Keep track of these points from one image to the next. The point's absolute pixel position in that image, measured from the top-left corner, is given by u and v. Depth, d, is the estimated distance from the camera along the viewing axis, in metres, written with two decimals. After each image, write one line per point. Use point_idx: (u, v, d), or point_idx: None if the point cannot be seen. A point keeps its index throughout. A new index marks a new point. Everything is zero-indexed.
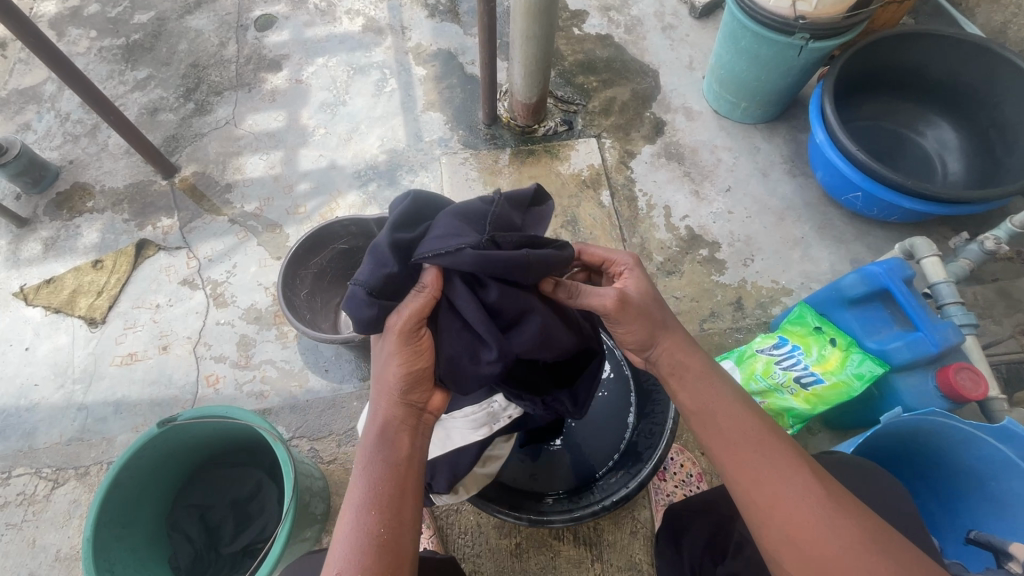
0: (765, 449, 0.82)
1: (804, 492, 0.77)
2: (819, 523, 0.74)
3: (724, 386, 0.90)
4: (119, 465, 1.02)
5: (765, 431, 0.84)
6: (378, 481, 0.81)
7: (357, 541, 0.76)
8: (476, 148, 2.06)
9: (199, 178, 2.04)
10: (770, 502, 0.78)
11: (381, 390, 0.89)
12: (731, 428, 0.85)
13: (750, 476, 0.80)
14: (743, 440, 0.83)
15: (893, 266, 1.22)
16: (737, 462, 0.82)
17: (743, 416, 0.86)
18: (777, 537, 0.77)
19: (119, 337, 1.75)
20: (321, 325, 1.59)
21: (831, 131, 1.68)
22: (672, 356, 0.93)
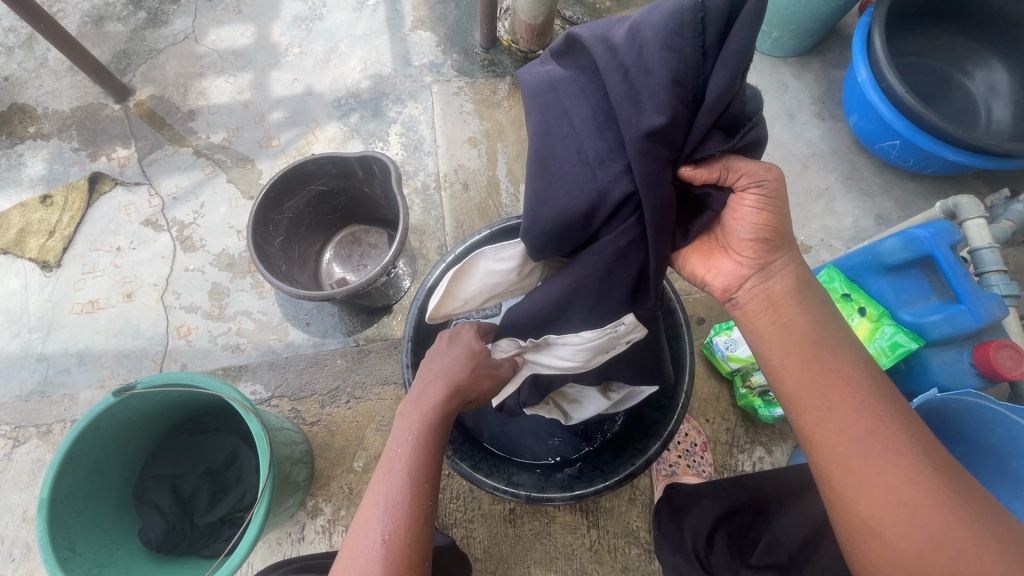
0: (887, 400, 0.70)
1: (922, 458, 0.64)
2: (937, 492, 0.62)
3: (842, 336, 0.76)
4: (74, 438, 0.94)
5: (884, 388, 0.71)
6: (425, 458, 0.72)
7: (394, 520, 0.66)
8: (471, 76, 1.83)
9: (157, 102, 1.79)
10: (880, 457, 0.65)
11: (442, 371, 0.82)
12: (849, 371, 0.71)
13: (870, 420, 0.67)
14: (856, 389, 0.70)
15: (940, 230, 1.09)
16: (859, 402, 0.69)
17: (859, 367, 0.72)
18: (880, 500, 0.64)
19: (77, 282, 1.60)
20: (298, 277, 1.45)
21: (877, 68, 1.47)
22: (780, 288, 0.78)
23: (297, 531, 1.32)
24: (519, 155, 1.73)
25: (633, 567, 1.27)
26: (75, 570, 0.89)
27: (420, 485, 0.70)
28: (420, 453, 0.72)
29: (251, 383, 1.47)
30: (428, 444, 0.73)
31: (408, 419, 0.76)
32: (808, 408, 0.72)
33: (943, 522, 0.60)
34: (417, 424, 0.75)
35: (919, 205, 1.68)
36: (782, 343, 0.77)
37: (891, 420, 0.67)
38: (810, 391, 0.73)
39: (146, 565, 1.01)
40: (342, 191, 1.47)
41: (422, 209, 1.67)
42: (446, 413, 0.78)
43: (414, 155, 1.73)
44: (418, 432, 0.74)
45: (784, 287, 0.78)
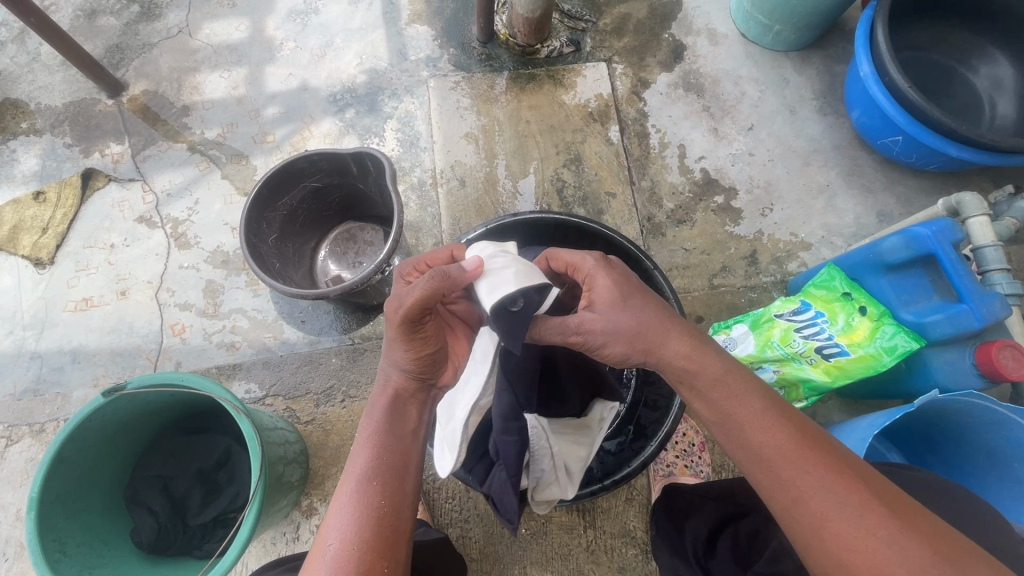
0: (805, 462, 0.66)
1: (857, 511, 0.62)
2: (877, 545, 0.60)
3: (752, 391, 0.72)
4: (62, 439, 0.93)
5: (802, 436, 0.68)
6: (379, 456, 0.72)
7: (347, 523, 0.66)
8: (468, 71, 1.80)
9: (151, 98, 1.77)
10: (813, 520, 0.64)
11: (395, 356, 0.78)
12: (766, 440, 0.68)
13: (789, 494, 0.65)
14: (776, 450, 0.67)
15: (943, 227, 1.07)
16: (774, 478, 0.67)
17: (776, 424, 0.69)
18: (828, 563, 0.63)
19: (71, 280, 1.59)
20: (292, 275, 1.43)
21: (879, 63, 1.44)
22: (680, 360, 0.76)
23: (292, 530, 1.31)
24: (517, 151, 1.71)
25: (630, 567, 1.26)
26: (66, 572, 0.89)
27: (371, 484, 0.69)
28: (373, 450, 0.72)
29: (245, 382, 1.46)
30: (379, 440, 0.73)
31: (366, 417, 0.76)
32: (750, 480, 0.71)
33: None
34: (372, 422, 0.75)
35: (921, 202, 1.66)
36: (699, 413, 0.76)
37: (817, 479, 0.64)
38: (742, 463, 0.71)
39: (137, 566, 1.00)
40: (336, 188, 1.45)
41: (418, 205, 1.65)
42: (404, 403, 0.77)
43: (410, 151, 1.71)
44: (373, 429, 0.74)
45: (685, 356, 0.75)
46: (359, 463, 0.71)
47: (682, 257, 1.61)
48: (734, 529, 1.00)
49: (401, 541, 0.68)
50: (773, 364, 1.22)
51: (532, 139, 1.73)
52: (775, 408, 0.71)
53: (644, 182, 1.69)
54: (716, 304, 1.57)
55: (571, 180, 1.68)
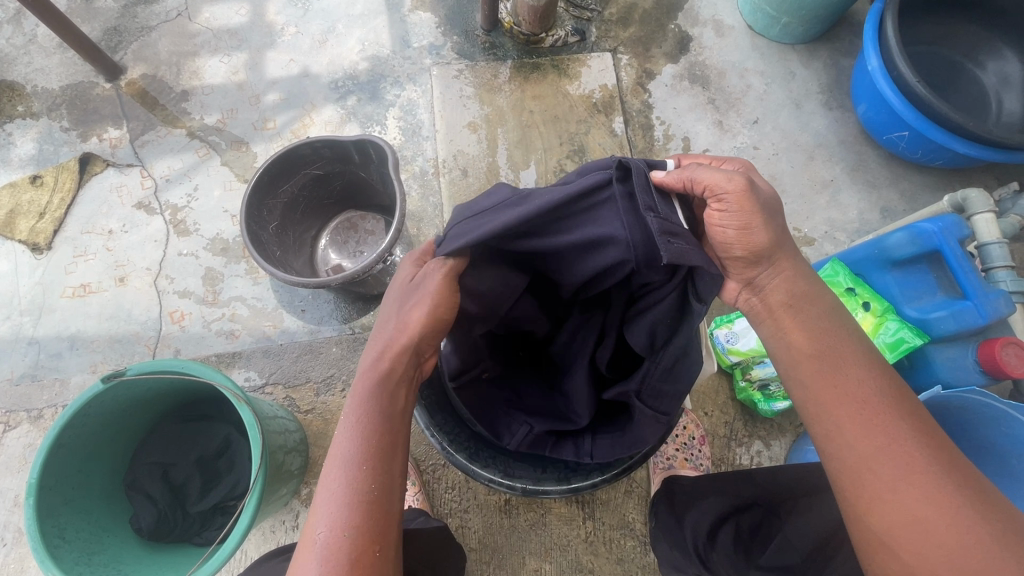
0: (899, 413, 0.67)
1: (940, 472, 0.63)
2: (954, 508, 0.60)
3: (855, 338, 0.74)
4: (61, 425, 0.92)
5: (894, 394, 0.69)
6: (366, 437, 0.69)
7: (337, 509, 0.64)
8: (472, 59, 1.78)
9: (149, 82, 1.75)
10: (892, 467, 0.64)
11: (397, 330, 0.78)
12: (862, 387, 0.69)
13: (871, 438, 0.66)
14: (868, 397, 0.68)
15: (950, 224, 1.06)
16: (858, 422, 0.68)
17: (871, 377, 0.70)
18: (897, 515, 0.62)
19: (69, 266, 1.57)
20: (292, 263, 1.42)
21: (888, 56, 1.43)
22: (786, 288, 0.76)
23: (291, 519, 1.31)
24: (520, 142, 1.69)
25: (629, 558, 1.27)
26: (64, 559, 0.88)
27: (359, 469, 0.66)
28: (363, 430, 0.69)
29: (244, 370, 1.45)
30: (368, 420, 0.70)
31: (357, 396, 0.73)
32: (821, 421, 0.71)
33: (961, 539, 0.59)
34: (360, 400, 0.72)
35: (925, 198, 1.66)
36: (789, 347, 0.76)
37: (907, 432, 0.66)
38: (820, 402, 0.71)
39: (136, 553, 1.00)
40: (337, 175, 1.44)
41: (420, 194, 1.64)
42: (395, 381, 0.76)
43: (412, 140, 1.69)
44: (363, 410, 0.71)
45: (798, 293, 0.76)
46: (344, 449, 0.68)
47: None
48: (736, 522, 1.00)
49: (393, 522, 0.66)
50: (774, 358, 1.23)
51: (535, 129, 1.71)
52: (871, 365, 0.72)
53: None
54: None
55: None
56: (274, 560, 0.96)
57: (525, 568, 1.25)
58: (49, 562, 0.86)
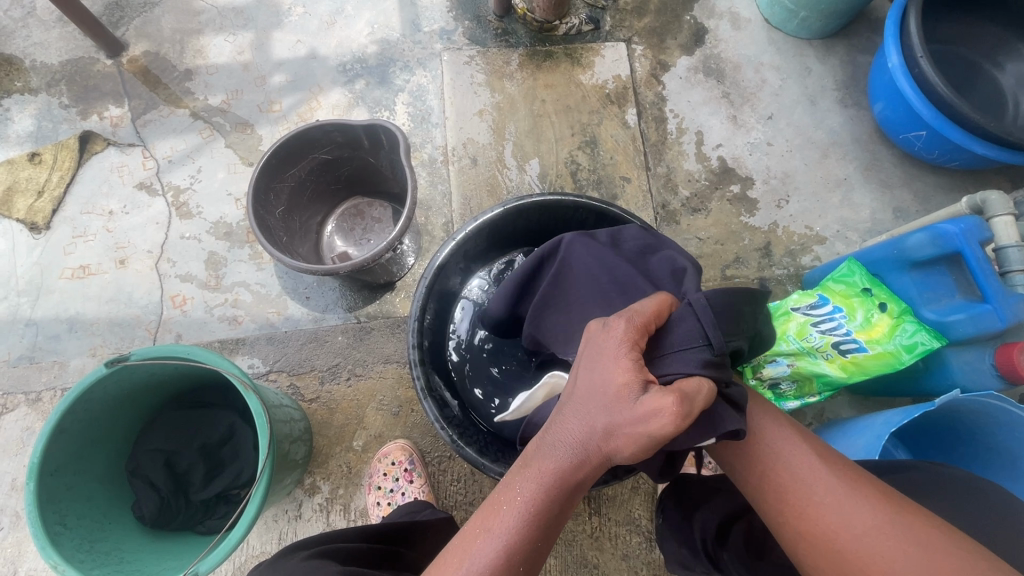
0: (775, 435, 0.75)
1: (810, 474, 0.70)
2: (824, 502, 0.67)
3: None
4: (64, 410, 0.90)
5: (775, 417, 0.78)
6: (531, 538, 0.64)
7: None
8: (483, 45, 1.74)
9: (152, 60, 1.70)
10: (777, 482, 0.71)
11: (601, 443, 0.64)
12: (742, 414, 0.79)
13: (762, 469, 0.73)
14: (744, 425, 0.78)
15: (971, 226, 1.05)
16: (751, 458, 0.75)
17: (745, 405, 0.79)
18: (793, 529, 0.69)
19: (68, 246, 1.54)
20: (298, 249, 1.40)
21: (909, 53, 1.41)
22: None
23: (294, 508, 1.30)
24: (530, 131, 1.66)
25: (634, 554, 1.26)
26: (65, 546, 0.86)
27: (518, 568, 0.64)
28: (532, 530, 0.64)
29: (248, 357, 1.43)
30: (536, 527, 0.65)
31: (530, 483, 0.66)
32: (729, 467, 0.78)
33: (834, 531, 0.65)
34: (540, 495, 0.65)
35: (939, 199, 1.64)
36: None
37: (782, 444, 0.74)
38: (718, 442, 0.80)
39: (138, 541, 0.98)
40: (347, 160, 1.41)
41: (428, 182, 1.61)
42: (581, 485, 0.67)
43: (421, 126, 1.66)
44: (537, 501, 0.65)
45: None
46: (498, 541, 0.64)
47: (695, 246, 1.59)
48: (748, 522, 0.99)
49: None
50: (788, 357, 1.19)
51: (546, 119, 1.68)
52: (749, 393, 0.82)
53: (660, 168, 1.65)
54: None
55: (585, 163, 1.64)
56: (291, 557, 0.90)
57: None
58: (50, 550, 0.84)
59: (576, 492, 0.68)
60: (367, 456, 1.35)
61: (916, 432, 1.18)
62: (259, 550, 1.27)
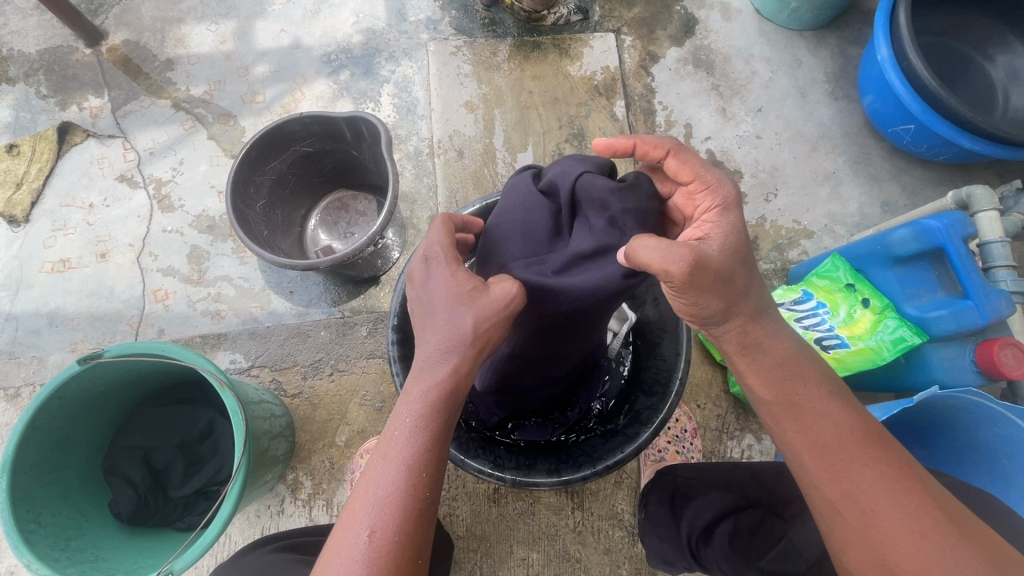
0: (866, 452, 0.67)
1: (911, 507, 0.63)
2: (929, 545, 0.60)
3: (813, 379, 0.74)
4: (37, 407, 0.89)
5: (863, 428, 0.70)
6: (428, 449, 0.68)
7: (386, 509, 0.64)
8: (470, 35, 1.72)
9: (132, 49, 1.67)
10: (863, 506, 0.65)
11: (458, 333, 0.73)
12: (825, 431, 0.70)
13: (842, 481, 0.67)
14: (835, 438, 0.69)
15: (955, 221, 1.05)
16: (832, 468, 0.68)
17: (836, 413, 0.71)
18: (867, 550, 0.64)
19: (48, 240, 1.52)
20: (280, 244, 1.38)
21: (899, 46, 1.39)
22: (745, 331, 0.76)
23: (276, 503, 1.30)
24: (517, 123, 1.64)
25: (616, 548, 1.26)
26: (39, 544, 0.86)
27: (418, 477, 0.67)
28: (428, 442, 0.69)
29: (230, 352, 1.42)
30: (428, 438, 0.69)
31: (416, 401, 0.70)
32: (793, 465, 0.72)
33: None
34: (424, 405, 0.70)
35: (927, 193, 1.63)
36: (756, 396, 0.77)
37: (874, 468, 0.66)
38: (796, 447, 0.71)
39: (116, 539, 0.98)
40: (329, 153, 1.39)
41: (414, 175, 1.59)
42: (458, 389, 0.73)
43: (406, 118, 1.64)
44: (430, 415, 0.70)
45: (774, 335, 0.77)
46: (394, 470, 0.66)
47: None
48: (735, 520, 0.97)
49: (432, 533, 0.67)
50: None
51: (534, 111, 1.66)
52: (839, 403, 0.72)
53: None
54: None
55: None
56: (257, 551, 0.97)
57: (511, 557, 1.25)
58: (23, 548, 0.84)
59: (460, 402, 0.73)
60: (350, 451, 1.34)
61: (893, 428, 1.19)
62: (241, 546, 1.27)
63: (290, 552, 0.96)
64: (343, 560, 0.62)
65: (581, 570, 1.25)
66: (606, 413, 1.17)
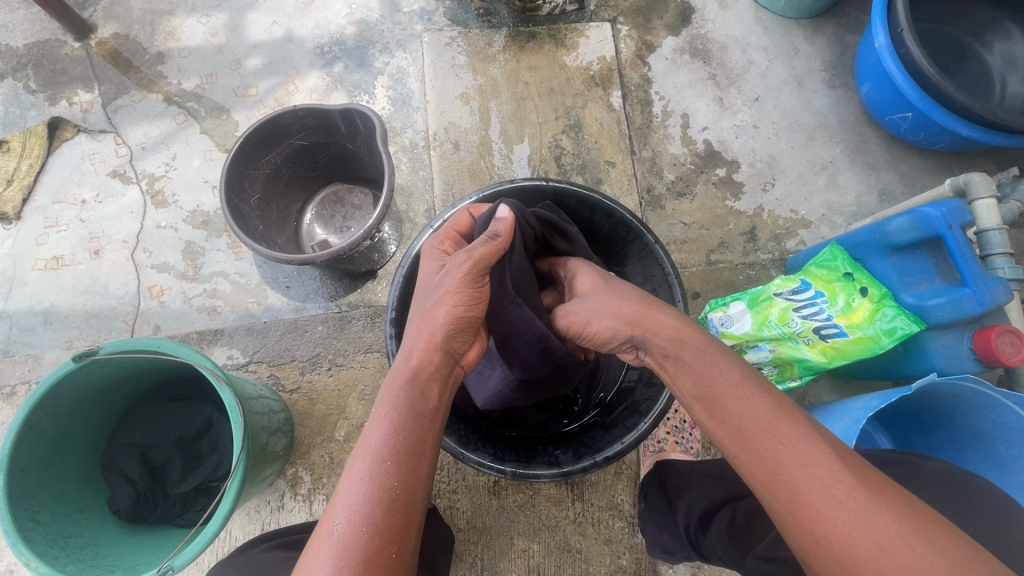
0: (783, 427, 0.63)
1: (829, 480, 0.59)
2: (847, 521, 0.57)
3: (731, 363, 0.71)
4: (32, 405, 0.88)
5: (778, 405, 0.65)
6: (401, 433, 0.67)
7: (359, 498, 0.61)
8: (465, 26, 1.70)
9: (122, 42, 1.64)
10: (789, 487, 0.61)
11: (423, 330, 0.78)
12: (742, 413, 0.66)
13: (766, 467, 0.62)
14: (752, 419, 0.65)
15: (952, 209, 1.05)
16: (753, 450, 0.64)
17: (752, 393, 0.67)
18: (802, 533, 0.60)
19: (40, 237, 1.50)
20: (275, 239, 1.37)
21: (897, 33, 1.38)
22: (663, 331, 0.77)
23: (277, 499, 1.30)
24: (514, 115, 1.63)
25: (616, 539, 1.27)
26: (38, 543, 0.86)
27: (386, 462, 0.64)
28: (401, 427, 0.67)
29: (227, 348, 1.41)
30: (399, 423, 0.68)
31: (393, 394, 0.71)
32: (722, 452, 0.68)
33: (852, 551, 0.56)
34: (390, 396, 0.71)
35: (924, 181, 1.63)
36: (682, 389, 0.74)
37: (794, 446, 0.62)
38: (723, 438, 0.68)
39: (115, 537, 0.98)
40: (323, 146, 1.37)
41: (410, 168, 1.58)
42: (426, 378, 0.75)
43: (402, 111, 1.62)
44: (393, 404, 0.70)
45: (671, 329, 0.77)
46: (362, 459, 0.64)
47: (680, 231, 1.57)
48: (731, 509, 0.97)
49: (413, 527, 0.63)
50: (769, 343, 1.19)
51: (530, 102, 1.65)
52: (753, 380, 0.69)
53: (645, 152, 1.63)
54: (713, 280, 1.55)
55: (569, 148, 1.62)
56: (258, 547, 0.98)
57: (512, 548, 1.26)
58: (22, 546, 0.83)
59: (429, 394, 0.74)
60: (349, 446, 1.34)
61: (891, 416, 1.19)
62: (242, 541, 1.27)
63: (286, 550, 0.96)
64: (315, 555, 0.58)
65: (582, 561, 1.26)
66: (606, 406, 1.17)
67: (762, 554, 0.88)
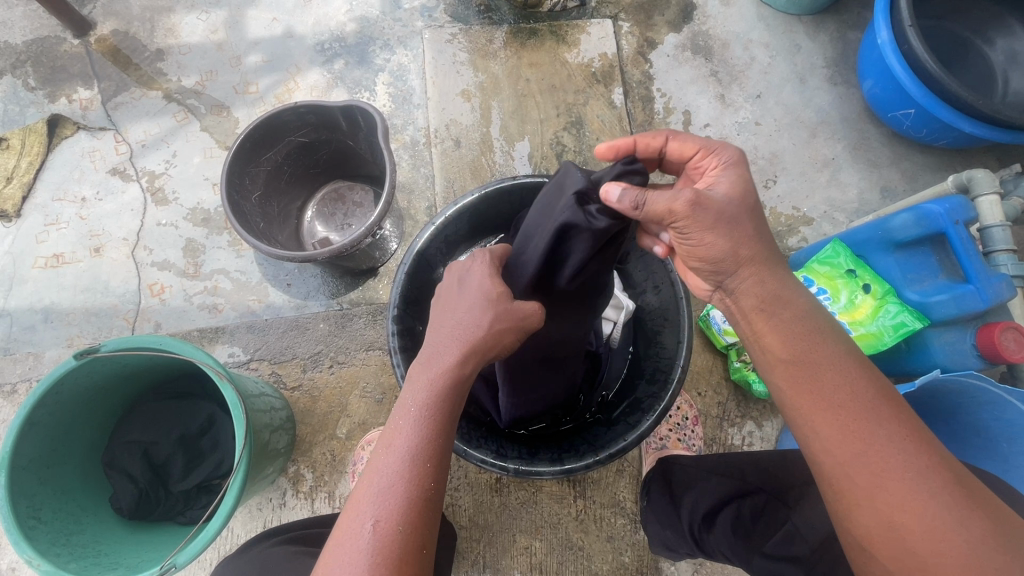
0: (878, 415, 0.65)
1: (924, 472, 0.61)
2: (937, 513, 0.59)
3: (830, 338, 0.72)
4: (34, 402, 0.88)
5: (879, 392, 0.67)
6: (426, 431, 0.68)
7: (393, 501, 0.64)
8: (466, 22, 1.69)
9: (121, 39, 1.64)
10: (875, 473, 0.62)
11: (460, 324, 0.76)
12: (839, 392, 0.67)
13: (854, 448, 0.64)
14: (852, 399, 0.66)
15: (955, 205, 1.05)
16: (843, 431, 0.65)
17: (853, 376, 0.68)
18: (877, 518, 0.61)
19: (40, 234, 1.50)
20: (276, 236, 1.37)
21: (899, 29, 1.38)
22: (758, 288, 0.76)
23: (278, 497, 1.30)
24: (515, 112, 1.62)
25: (618, 536, 1.27)
26: (40, 540, 0.85)
27: (421, 466, 0.66)
28: (427, 425, 0.69)
29: (228, 346, 1.41)
30: (434, 426, 0.69)
31: (416, 387, 0.71)
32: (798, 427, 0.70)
33: (937, 543, 0.58)
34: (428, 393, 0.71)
35: (926, 178, 1.63)
36: (771, 349, 0.73)
37: (888, 434, 0.63)
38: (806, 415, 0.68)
39: (117, 534, 0.98)
40: (324, 143, 1.37)
41: (411, 165, 1.57)
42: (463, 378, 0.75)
43: (402, 108, 1.62)
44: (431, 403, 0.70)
45: (775, 289, 0.75)
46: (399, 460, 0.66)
47: None
48: (735, 506, 0.97)
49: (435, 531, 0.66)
50: None
51: (531, 99, 1.64)
52: (853, 363, 0.69)
53: None
54: None
55: (571, 145, 1.61)
56: (260, 545, 0.98)
57: (515, 545, 1.25)
58: (24, 544, 0.83)
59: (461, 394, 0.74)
60: (351, 444, 1.34)
61: None
62: (243, 539, 1.27)
63: (290, 547, 0.96)
64: (346, 553, 0.61)
65: (584, 558, 1.26)
66: (609, 402, 1.18)
67: (765, 551, 0.88)
